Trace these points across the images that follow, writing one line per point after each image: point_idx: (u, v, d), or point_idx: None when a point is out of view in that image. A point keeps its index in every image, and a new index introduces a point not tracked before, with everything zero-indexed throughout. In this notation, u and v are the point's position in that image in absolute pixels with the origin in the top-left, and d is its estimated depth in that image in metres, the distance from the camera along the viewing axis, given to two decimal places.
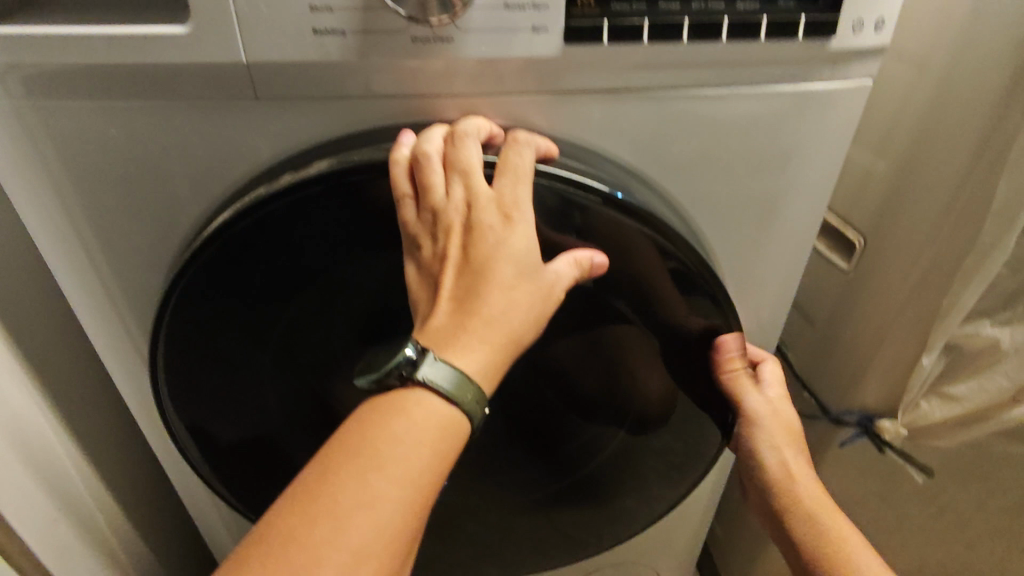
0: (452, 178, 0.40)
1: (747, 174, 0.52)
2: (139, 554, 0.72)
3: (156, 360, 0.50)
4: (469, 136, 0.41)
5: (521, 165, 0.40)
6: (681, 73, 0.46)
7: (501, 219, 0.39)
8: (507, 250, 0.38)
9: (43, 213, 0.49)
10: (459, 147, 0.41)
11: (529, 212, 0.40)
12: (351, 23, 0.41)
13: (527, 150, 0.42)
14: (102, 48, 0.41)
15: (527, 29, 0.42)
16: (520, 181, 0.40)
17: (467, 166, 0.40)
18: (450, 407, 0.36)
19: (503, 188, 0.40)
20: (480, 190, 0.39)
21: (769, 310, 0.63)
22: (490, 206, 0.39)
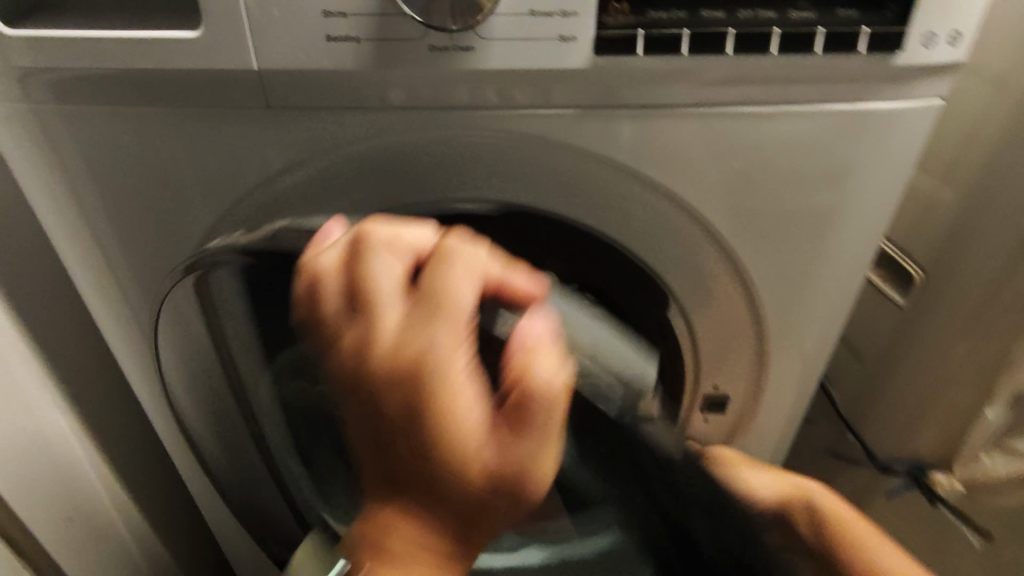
0: (355, 320, 0.32)
1: (793, 198, 0.47)
2: (153, 553, 0.73)
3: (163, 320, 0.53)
4: (376, 256, 0.33)
5: (444, 301, 0.32)
6: (722, 89, 0.42)
7: (421, 389, 0.30)
8: (440, 431, 0.30)
9: (59, 216, 0.49)
10: (365, 270, 0.33)
11: (457, 353, 0.31)
12: (365, 29, 0.38)
13: (455, 274, 0.32)
14: (115, 53, 0.40)
15: (554, 39, 0.38)
16: (434, 322, 0.31)
17: (366, 303, 0.32)
18: None
19: (413, 326, 0.31)
20: (387, 336, 0.31)
21: (812, 344, 0.58)
22: (400, 363, 0.31)
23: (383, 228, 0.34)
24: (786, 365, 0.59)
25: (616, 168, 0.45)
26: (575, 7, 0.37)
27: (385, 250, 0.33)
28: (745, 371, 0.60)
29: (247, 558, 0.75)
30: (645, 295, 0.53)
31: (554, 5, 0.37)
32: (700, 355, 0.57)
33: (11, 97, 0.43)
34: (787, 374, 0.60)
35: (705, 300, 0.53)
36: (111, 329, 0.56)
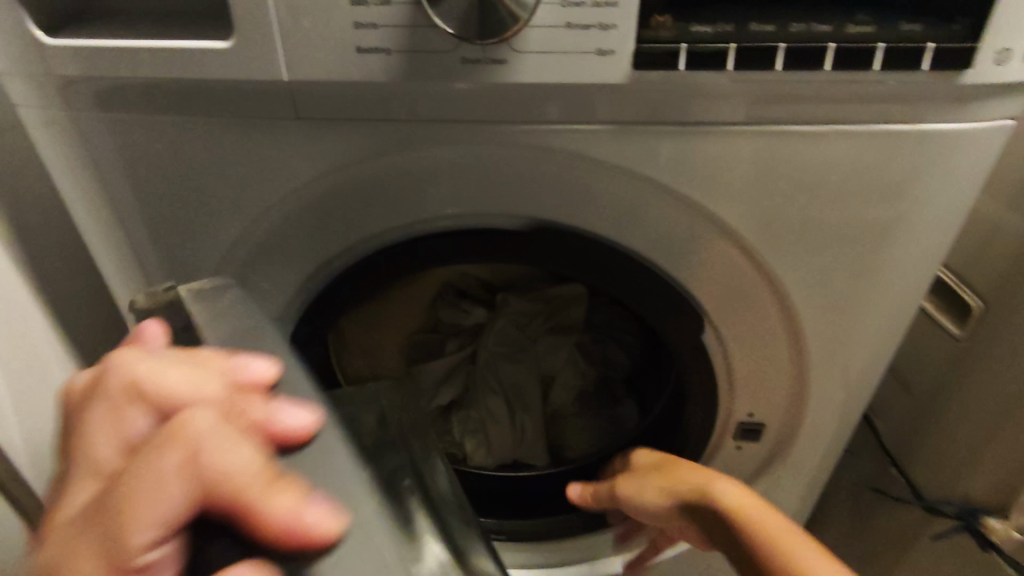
0: (68, 466, 0.28)
1: (840, 222, 0.44)
2: None
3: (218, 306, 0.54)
4: (111, 402, 0.28)
5: (133, 491, 0.23)
6: (769, 107, 0.39)
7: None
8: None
9: (93, 220, 0.49)
10: (98, 408, 0.28)
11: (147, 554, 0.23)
12: (396, 41, 0.37)
13: (153, 479, 0.23)
14: (148, 62, 0.40)
15: (591, 52, 0.36)
16: (87, 521, 0.24)
17: (83, 457, 0.27)
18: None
19: (82, 498, 0.26)
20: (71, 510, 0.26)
21: (855, 373, 0.55)
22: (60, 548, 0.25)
23: (152, 370, 0.29)
24: (828, 395, 0.56)
25: (653, 185, 0.43)
26: (614, 20, 0.35)
27: (117, 399, 0.28)
28: (782, 399, 0.57)
29: None
30: (681, 317, 0.51)
31: (591, 16, 0.35)
32: (736, 380, 0.55)
33: (51, 104, 0.44)
34: (828, 404, 0.57)
35: (747, 326, 0.51)
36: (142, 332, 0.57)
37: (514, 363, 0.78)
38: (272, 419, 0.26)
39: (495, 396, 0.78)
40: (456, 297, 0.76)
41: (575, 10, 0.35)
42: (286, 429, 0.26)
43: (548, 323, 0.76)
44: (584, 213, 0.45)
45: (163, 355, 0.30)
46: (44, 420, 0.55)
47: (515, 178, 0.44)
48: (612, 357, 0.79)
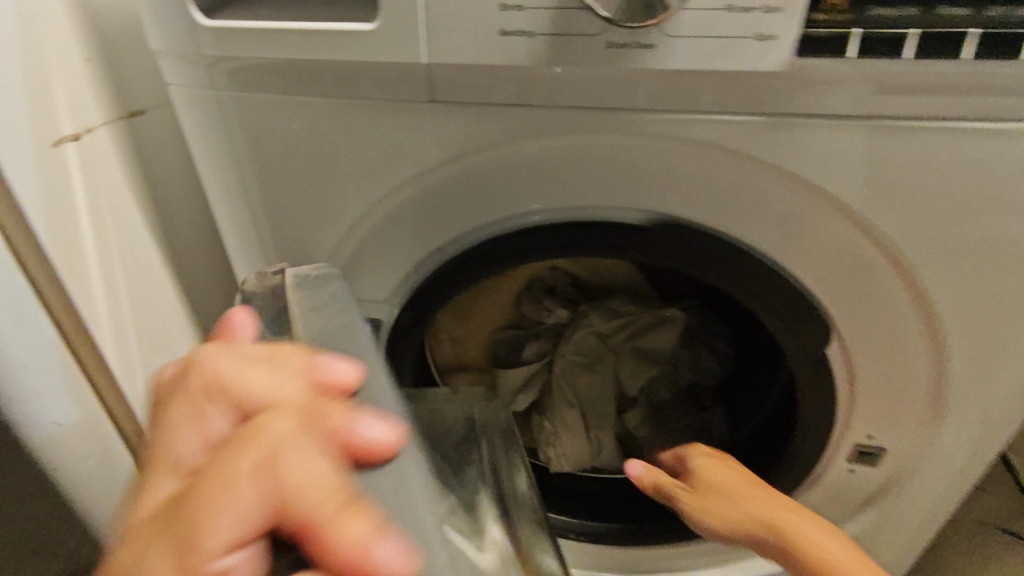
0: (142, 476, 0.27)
1: (1008, 232, 0.40)
2: None
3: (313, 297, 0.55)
4: (213, 399, 0.28)
5: (215, 478, 0.22)
6: (944, 101, 0.35)
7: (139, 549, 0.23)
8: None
9: (222, 194, 0.51)
10: (202, 393, 0.28)
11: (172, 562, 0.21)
12: (542, 24, 0.36)
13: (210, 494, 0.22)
14: (294, 44, 0.41)
15: (750, 36, 0.34)
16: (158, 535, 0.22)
17: (185, 464, 0.26)
18: None
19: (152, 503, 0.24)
20: (159, 496, 0.24)
21: (1000, 403, 0.49)
22: (146, 530, 0.23)
23: (231, 370, 0.29)
24: (963, 424, 0.51)
25: (795, 183, 0.40)
26: (780, 2, 0.33)
27: (217, 396, 0.28)
28: (910, 424, 0.52)
29: None
30: (805, 328, 0.48)
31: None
32: (860, 397, 0.51)
33: (197, 84, 0.46)
34: (962, 433, 0.52)
35: (880, 342, 0.47)
36: None
37: (591, 374, 0.75)
38: (356, 432, 0.25)
39: (570, 408, 0.74)
40: (541, 292, 0.73)
41: None
42: (371, 442, 0.25)
43: (631, 340, 0.73)
44: (712, 210, 0.43)
45: (247, 358, 0.29)
46: None
47: (643, 171, 0.42)
48: (703, 364, 0.76)
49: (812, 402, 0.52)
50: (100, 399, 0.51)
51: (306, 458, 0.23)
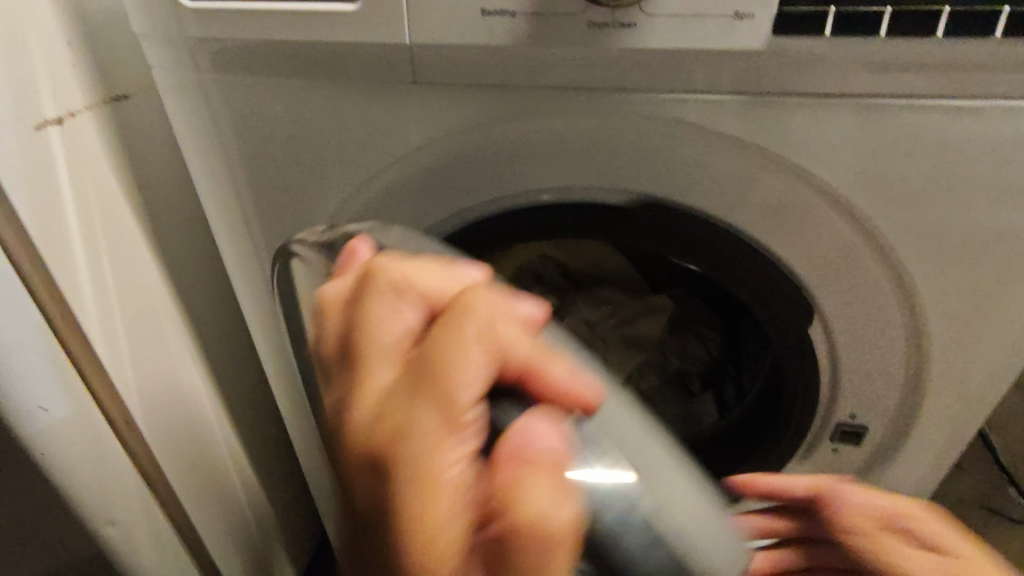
0: (342, 377, 0.28)
1: (983, 212, 0.41)
2: (254, 491, 0.79)
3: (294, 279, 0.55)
4: (386, 300, 0.29)
5: (431, 375, 0.25)
6: (919, 79, 0.36)
7: (367, 463, 0.25)
8: (370, 516, 0.25)
9: (208, 177, 0.51)
10: (370, 317, 0.28)
11: (412, 466, 0.24)
12: (522, 4, 0.36)
13: (456, 352, 0.25)
14: (277, 26, 0.41)
15: (728, 16, 0.35)
16: (415, 399, 0.25)
17: (376, 355, 0.27)
18: None
19: (390, 396, 0.26)
20: (362, 406, 0.26)
21: (977, 381, 0.50)
22: (370, 436, 0.25)
23: (397, 272, 0.30)
24: (941, 403, 0.52)
25: (775, 162, 0.41)
26: None
27: (393, 296, 0.29)
28: (890, 403, 0.53)
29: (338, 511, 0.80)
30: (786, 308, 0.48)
31: None
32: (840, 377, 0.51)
33: (182, 67, 0.46)
34: (940, 412, 0.53)
35: (860, 321, 0.48)
36: (245, 296, 0.59)
37: None
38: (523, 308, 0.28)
39: None
40: (531, 281, 0.72)
41: None
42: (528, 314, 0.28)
43: (620, 327, 0.75)
44: (692, 192, 0.44)
45: (403, 263, 0.30)
46: (154, 373, 0.60)
47: (626, 153, 0.43)
48: (689, 351, 0.76)
49: (794, 382, 0.53)
50: (92, 391, 0.54)
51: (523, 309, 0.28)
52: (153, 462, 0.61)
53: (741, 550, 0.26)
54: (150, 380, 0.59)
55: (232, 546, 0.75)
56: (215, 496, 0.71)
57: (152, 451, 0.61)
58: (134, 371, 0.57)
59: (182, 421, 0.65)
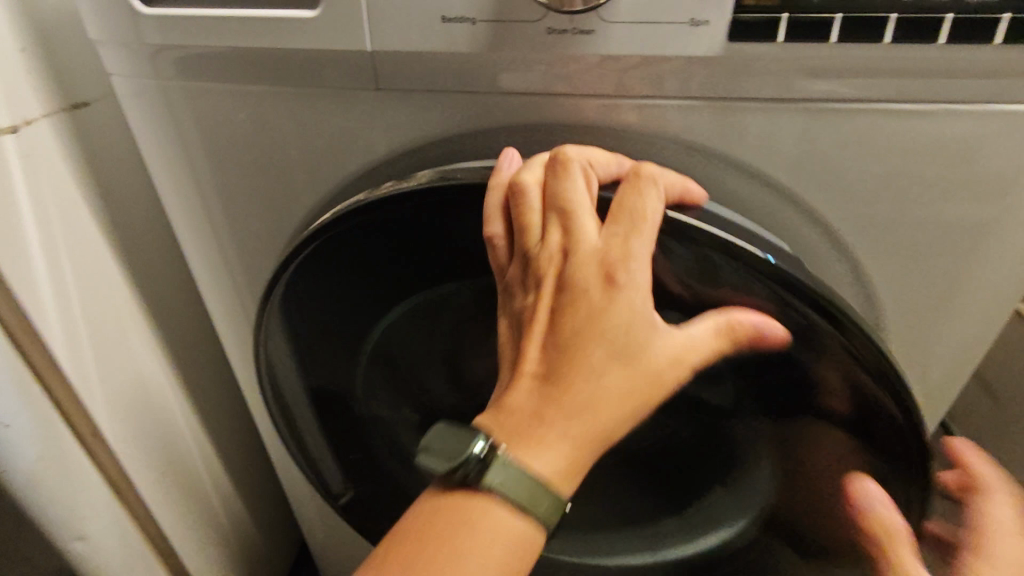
0: (554, 226, 0.36)
1: (936, 211, 0.42)
2: (230, 500, 0.78)
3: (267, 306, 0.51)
4: (575, 165, 0.37)
5: (639, 210, 0.34)
6: (870, 83, 0.37)
7: (601, 278, 0.33)
8: (603, 320, 0.32)
9: (173, 185, 0.51)
10: (563, 180, 0.36)
11: (643, 275, 0.33)
12: (482, 11, 0.37)
13: (650, 191, 0.35)
14: (236, 32, 0.41)
15: (683, 23, 0.35)
16: (635, 228, 0.34)
17: (574, 206, 0.36)
18: (516, 516, 0.33)
19: (612, 232, 0.34)
20: (587, 240, 0.34)
21: (938, 375, 0.51)
22: (600, 258, 0.33)
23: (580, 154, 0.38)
24: None
25: (737, 165, 0.41)
26: None
27: (581, 166, 0.37)
28: None
29: (316, 516, 0.80)
30: None
31: None
32: None
33: (141, 74, 0.45)
34: None
35: None
36: (216, 303, 0.59)
37: None
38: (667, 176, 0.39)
39: None
40: None
41: None
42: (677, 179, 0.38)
43: None
44: None
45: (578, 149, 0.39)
46: (121, 382, 0.59)
47: None
48: None
49: None
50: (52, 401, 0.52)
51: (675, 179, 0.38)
52: (122, 473, 0.60)
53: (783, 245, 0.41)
54: (118, 391, 0.58)
55: (207, 556, 0.74)
56: (189, 506, 0.70)
57: (122, 463, 0.60)
58: (99, 380, 0.56)
59: (154, 431, 0.64)
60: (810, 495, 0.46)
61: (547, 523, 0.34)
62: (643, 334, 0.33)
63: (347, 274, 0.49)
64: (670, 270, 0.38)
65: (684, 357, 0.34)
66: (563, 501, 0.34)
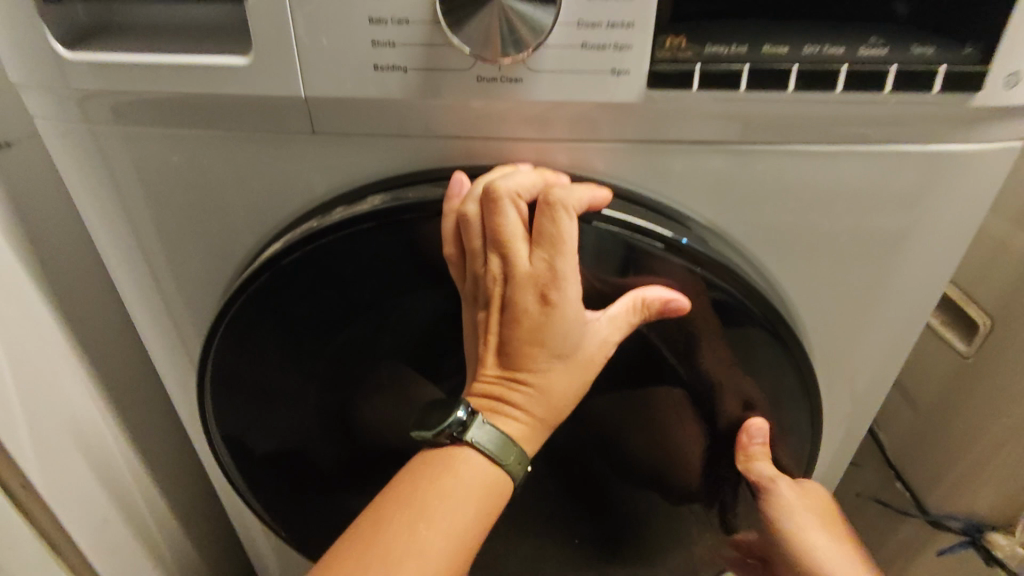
0: (492, 253, 0.38)
1: (847, 239, 0.45)
2: (176, 542, 0.75)
3: (208, 348, 0.51)
4: (505, 196, 0.38)
5: (560, 237, 0.37)
6: (781, 127, 0.40)
7: (537, 298, 0.38)
8: (544, 331, 0.38)
9: (105, 227, 0.50)
10: (496, 215, 0.38)
11: (572, 290, 0.38)
12: (413, 60, 0.38)
13: (571, 217, 0.38)
14: (167, 78, 0.40)
15: (605, 72, 0.37)
16: (561, 255, 0.38)
17: (507, 236, 0.38)
18: (494, 466, 0.40)
19: (543, 259, 0.38)
20: (521, 266, 0.38)
21: (862, 388, 0.55)
22: (536, 284, 0.38)
23: (506, 177, 0.39)
24: (834, 406, 0.56)
25: (664, 199, 0.44)
26: (629, 42, 0.36)
27: (513, 193, 0.38)
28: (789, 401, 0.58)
29: (268, 553, 0.78)
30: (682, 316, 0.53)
31: (608, 38, 0.36)
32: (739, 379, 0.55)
33: (69, 117, 0.44)
34: (834, 416, 0.57)
35: None
36: (154, 343, 0.57)
37: None
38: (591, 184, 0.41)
39: None
40: None
41: (590, 31, 0.36)
42: (593, 194, 0.39)
43: None
44: None
45: (509, 169, 0.40)
46: (55, 430, 0.56)
47: None
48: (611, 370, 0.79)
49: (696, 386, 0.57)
50: None
51: (590, 187, 0.39)
52: (56, 523, 0.58)
53: (715, 234, 0.44)
54: (51, 440, 0.56)
55: None
56: (132, 550, 0.68)
57: (56, 515, 0.57)
58: (28, 429, 0.54)
59: (92, 477, 0.61)
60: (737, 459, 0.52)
61: (516, 475, 0.41)
62: (578, 336, 0.39)
63: (282, 315, 0.49)
64: (602, 274, 0.43)
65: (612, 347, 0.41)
66: (528, 455, 0.41)
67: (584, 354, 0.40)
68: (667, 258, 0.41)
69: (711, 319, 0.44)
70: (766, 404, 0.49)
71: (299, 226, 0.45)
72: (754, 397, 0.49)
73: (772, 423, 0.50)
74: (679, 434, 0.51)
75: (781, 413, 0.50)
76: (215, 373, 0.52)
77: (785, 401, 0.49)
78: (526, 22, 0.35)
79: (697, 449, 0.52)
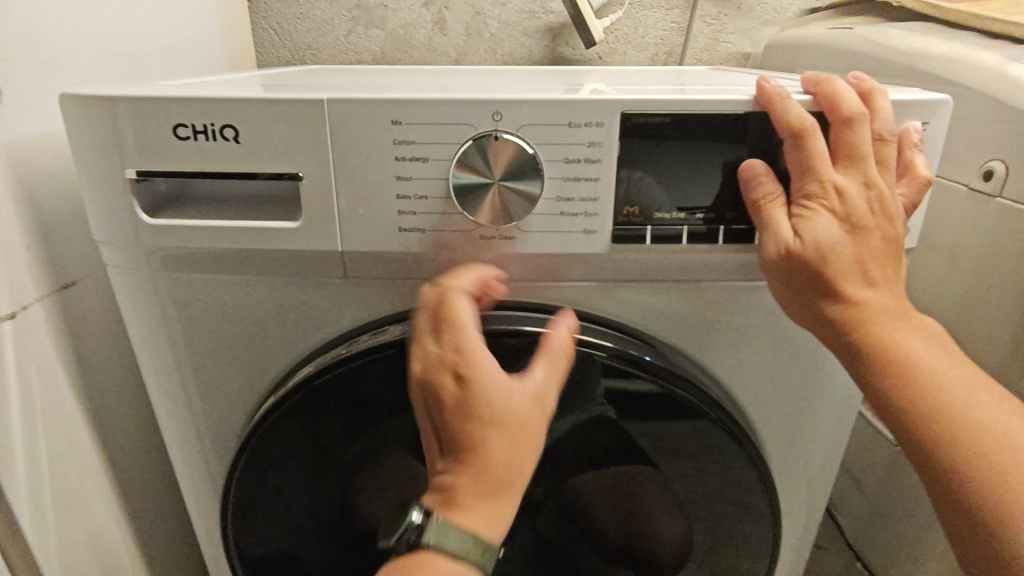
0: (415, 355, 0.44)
1: (779, 350, 0.55)
2: None
3: (235, 463, 0.57)
4: (426, 306, 0.45)
5: (458, 318, 0.43)
6: (716, 268, 0.51)
7: (450, 377, 0.41)
8: (463, 405, 0.40)
9: (149, 354, 0.57)
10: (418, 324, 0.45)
11: (480, 358, 0.42)
12: (430, 224, 0.48)
13: (464, 300, 0.45)
14: (227, 237, 0.50)
15: (579, 231, 0.48)
16: (464, 332, 0.43)
17: (422, 337, 0.44)
18: (458, 561, 0.41)
19: (448, 341, 0.43)
20: (432, 355, 0.43)
21: (814, 475, 0.63)
22: (444, 365, 0.42)
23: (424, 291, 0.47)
24: (793, 494, 0.64)
25: (631, 323, 0.54)
26: (596, 210, 0.48)
27: (428, 303, 0.45)
28: None
29: None
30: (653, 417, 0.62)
31: (580, 208, 0.48)
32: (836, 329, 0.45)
33: (135, 267, 0.53)
34: (795, 503, 0.64)
35: None
36: (177, 458, 0.62)
37: None
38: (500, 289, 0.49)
39: None
40: None
41: (566, 203, 0.48)
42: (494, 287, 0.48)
43: None
44: None
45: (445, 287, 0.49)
46: (79, 544, 0.60)
47: None
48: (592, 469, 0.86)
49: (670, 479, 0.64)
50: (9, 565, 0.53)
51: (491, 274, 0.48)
52: None
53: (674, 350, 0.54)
54: (74, 554, 0.59)
55: None
56: None
57: None
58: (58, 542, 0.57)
59: None
60: (706, 538, 0.59)
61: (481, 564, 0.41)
62: (501, 399, 0.41)
63: (307, 427, 0.56)
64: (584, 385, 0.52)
65: (538, 405, 0.43)
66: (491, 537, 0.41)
67: (511, 415, 0.41)
68: (636, 372, 0.51)
69: (676, 420, 0.53)
70: (730, 491, 0.57)
71: (327, 352, 0.54)
72: (718, 484, 0.56)
73: (736, 509, 0.57)
74: (655, 516, 0.59)
75: (743, 499, 0.57)
76: (236, 486, 0.58)
77: (746, 490, 0.56)
78: (520, 199, 0.47)
79: (672, 532, 0.60)
